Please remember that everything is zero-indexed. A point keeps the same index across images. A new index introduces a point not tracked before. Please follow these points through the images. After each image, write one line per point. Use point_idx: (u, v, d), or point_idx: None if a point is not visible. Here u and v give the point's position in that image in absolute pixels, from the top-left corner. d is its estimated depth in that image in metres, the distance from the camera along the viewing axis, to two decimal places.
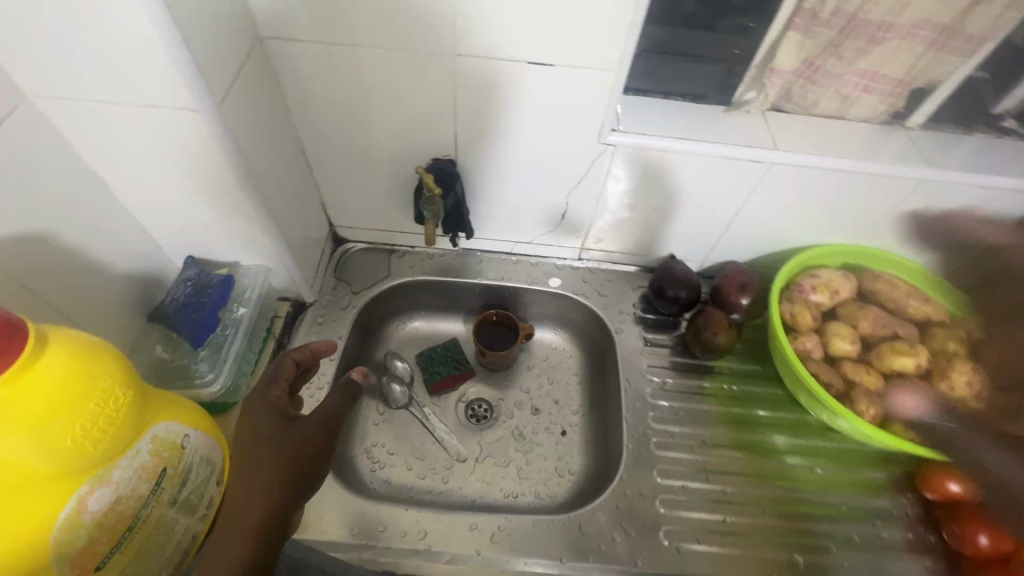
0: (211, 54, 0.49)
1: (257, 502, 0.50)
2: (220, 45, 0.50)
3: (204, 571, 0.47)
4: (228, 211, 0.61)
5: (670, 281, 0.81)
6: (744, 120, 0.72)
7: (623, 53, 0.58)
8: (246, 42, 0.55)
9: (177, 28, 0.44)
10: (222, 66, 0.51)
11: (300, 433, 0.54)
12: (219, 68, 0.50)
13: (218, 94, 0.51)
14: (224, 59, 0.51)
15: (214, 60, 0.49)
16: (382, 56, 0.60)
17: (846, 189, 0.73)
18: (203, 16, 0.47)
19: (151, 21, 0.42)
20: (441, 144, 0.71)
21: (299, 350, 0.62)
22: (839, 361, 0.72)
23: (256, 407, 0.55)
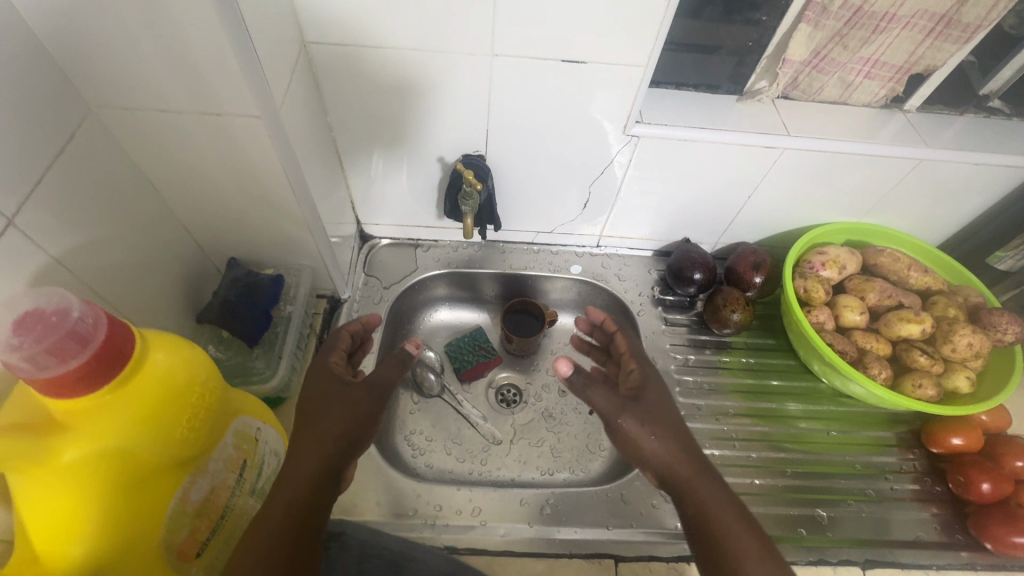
0: (265, 58, 0.50)
1: (315, 453, 0.53)
2: (274, 50, 0.52)
3: (262, 516, 0.49)
4: (276, 211, 0.63)
5: (687, 263, 0.86)
6: (756, 108, 0.76)
7: (652, 48, 0.62)
8: (293, 48, 0.57)
9: (239, 32, 0.45)
10: (276, 72, 0.53)
11: (352, 395, 0.57)
12: (272, 73, 0.52)
13: (273, 99, 0.52)
14: (276, 65, 0.53)
15: (269, 66, 0.51)
16: (418, 55, 0.62)
17: (851, 170, 0.78)
18: (258, 20, 0.48)
19: (224, 32, 0.44)
20: (470, 139, 0.74)
21: (352, 323, 0.69)
22: (851, 332, 0.77)
23: (320, 369, 0.61)
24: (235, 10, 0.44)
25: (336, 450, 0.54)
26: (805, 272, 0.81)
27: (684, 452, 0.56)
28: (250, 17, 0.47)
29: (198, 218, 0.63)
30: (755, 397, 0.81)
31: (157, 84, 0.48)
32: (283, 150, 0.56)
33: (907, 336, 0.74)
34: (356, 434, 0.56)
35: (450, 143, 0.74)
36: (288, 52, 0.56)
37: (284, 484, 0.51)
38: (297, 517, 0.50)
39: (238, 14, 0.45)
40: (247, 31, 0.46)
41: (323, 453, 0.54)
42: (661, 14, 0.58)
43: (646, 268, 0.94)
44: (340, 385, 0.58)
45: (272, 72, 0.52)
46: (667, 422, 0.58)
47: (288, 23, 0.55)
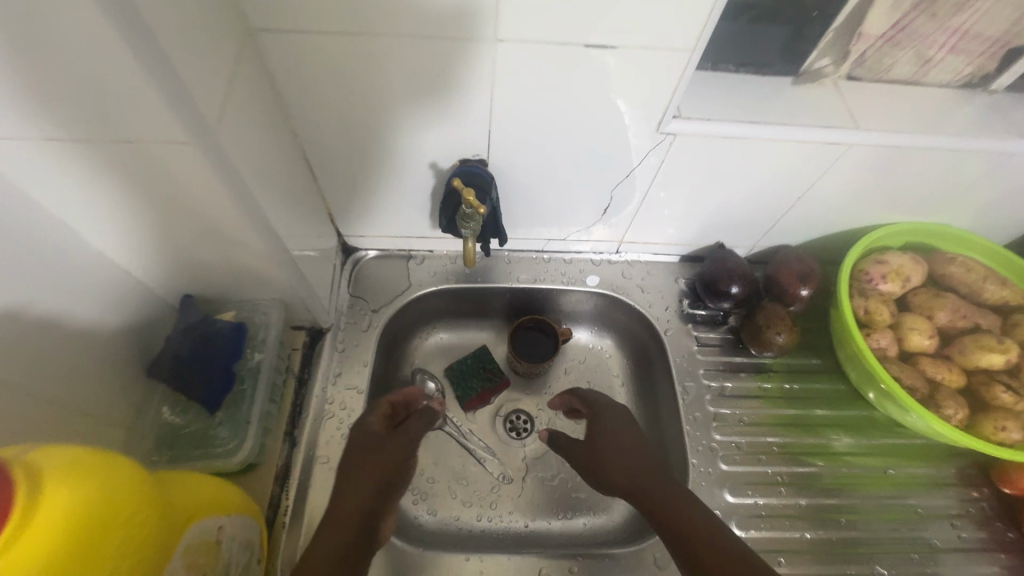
0: (189, 57, 0.37)
1: (354, 496, 0.52)
2: (201, 45, 0.39)
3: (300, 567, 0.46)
4: (230, 244, 0.51)
5: (721, 274, 0.74)
6: (818, 93, 0.62)
7: (705, 26, 0.48)
8: (231, 39, 0.44)
9: (131, 23, 0.32)
10: (207, 75, 0.39)
11: (388, 443, 0.57)
12: (201, 76, 0.39)
13: (207, 115, 0.39)
14: (208, 65, 0.40)
15: (195, 67, 0.38)
16: (398, 42, 0.49)
17: (925, 167, 0.65)
18: (167, 3, 0.35)
19: (117, 38, 0.32)
20: (468, 141, 0.61)
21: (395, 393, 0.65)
22: (917, 358, 0.66)
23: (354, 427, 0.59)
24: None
25: (376, 492, 0.53)
26: (864, 288, 0.69)
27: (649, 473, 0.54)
28: (154, 1, 0.33)
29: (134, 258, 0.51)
30: (801, 429, 0.71)
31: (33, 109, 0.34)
32: (227, 175, 0.43)
33: (987, 366, 0.63)
34: (387, 485, 0.54)
35: (443, 147, 0.61)
36: (224, 44, 0.42)
37: (320, 535, 0.49)
38: (335, 559, 0.46)
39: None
40: (147, 21, 0.33)
41: (362, 495, 0.52)
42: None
43: (673, 276, 0.82)
44: (369, 436, 0.57)
45: (201, 76, 0.39)
46: (616, 437, 0.59)
47: (220, 7, 0.42)
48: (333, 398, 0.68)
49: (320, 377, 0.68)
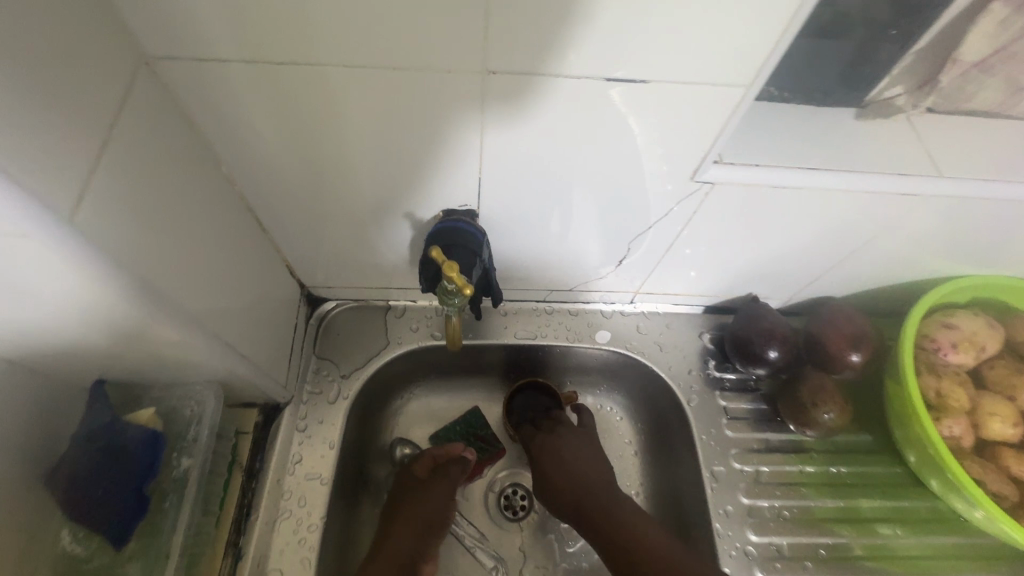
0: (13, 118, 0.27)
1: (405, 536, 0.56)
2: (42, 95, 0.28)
3: None
4: (139, 333, 0.40)
5: (757, 334, 0.63)
6: (887, 129, 0.51)
7: (769, 60, 0.37)
8: (110, 74, 0.33)
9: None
10: (59, 135, 0.29)
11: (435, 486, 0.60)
12: (43, 139, 0.28)
13: (57, 194, 0.29)
14: (58, 125, 0.29)
15: (26, 127, 0.27)
16: (346, 74, 0.38)
17: (1012, 218, 0.53)
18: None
19: None
20: (453, 188, 0.48)
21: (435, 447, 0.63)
22: (998, 450, 0.55)
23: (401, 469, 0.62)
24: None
25: (422, 537, 0.56)
26: (932, 362, 0.58)
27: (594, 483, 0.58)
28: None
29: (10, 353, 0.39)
30: (851, 526, 0.60)
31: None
32: (96, 265, 0.33)
33: None
34: (426, 523, 0.57)
35: (421, 194, 0.49)
36: (95, 86, 0.32)
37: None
38: None
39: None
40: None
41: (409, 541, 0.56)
42: (783, 11, 0.34)
43: (696, 330, 0.70)
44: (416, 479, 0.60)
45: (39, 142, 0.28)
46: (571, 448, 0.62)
47: (90, 30, 0.31)
48: (291, 489, 0.57)
49: (273, 466, 0.57)
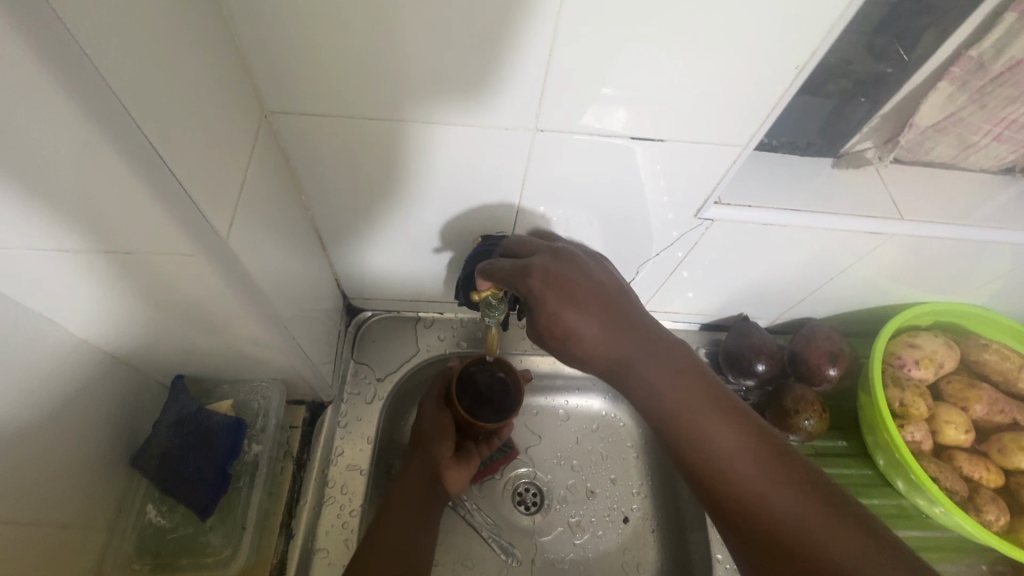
0: (201, 165, 0.34)
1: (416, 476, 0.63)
2: (214, 148, 0.36)
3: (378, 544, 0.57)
4: (231, 333, 0.47)
5: (746, 349, 0.71)
6: (857, 177, 0.60)
7: (762, 129, 0.47)
8: (247, 127, 0.42)
9: (131, 145, 0.29)
10: (223, 176, 0.37)
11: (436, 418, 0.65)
12: (215, 184, 0.36)
13: (220, 221, 0.37)
14: (221, 170, 0.37)
15: (209, 177, 0.35)
16: (424, 129, 0.47)
17: (962, 254, 0.63)
18: (178, 115, 0.32)
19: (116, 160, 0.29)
20: (492, 216, 0.57)
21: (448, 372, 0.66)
22: (953, 454, 0.64)
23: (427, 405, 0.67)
24: (123, 114, 0.28)
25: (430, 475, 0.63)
26: (898, 376, 0.66)
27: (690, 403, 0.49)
28: (159, 118, 0.30)
29: (123, 345, 0.46)
30: None
31: (41, 219, 0.31)
32: (232, 282, 0.40)
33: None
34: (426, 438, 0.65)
35: (468, 222, 0.58)
36: (239, 136, 0.40)
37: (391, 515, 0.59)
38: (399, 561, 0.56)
39: (132, 119, 0.28)
40: (152, 143, 0.30)
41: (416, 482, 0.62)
42: (775, 95, 0.44)
43: (693, 344, 0.79)
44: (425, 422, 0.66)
45: (211, 184, 0.35)
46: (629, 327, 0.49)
47: (238, 93, 0.40)
48: (335, 478, 0.63)
49: (321, 457, 0.64)
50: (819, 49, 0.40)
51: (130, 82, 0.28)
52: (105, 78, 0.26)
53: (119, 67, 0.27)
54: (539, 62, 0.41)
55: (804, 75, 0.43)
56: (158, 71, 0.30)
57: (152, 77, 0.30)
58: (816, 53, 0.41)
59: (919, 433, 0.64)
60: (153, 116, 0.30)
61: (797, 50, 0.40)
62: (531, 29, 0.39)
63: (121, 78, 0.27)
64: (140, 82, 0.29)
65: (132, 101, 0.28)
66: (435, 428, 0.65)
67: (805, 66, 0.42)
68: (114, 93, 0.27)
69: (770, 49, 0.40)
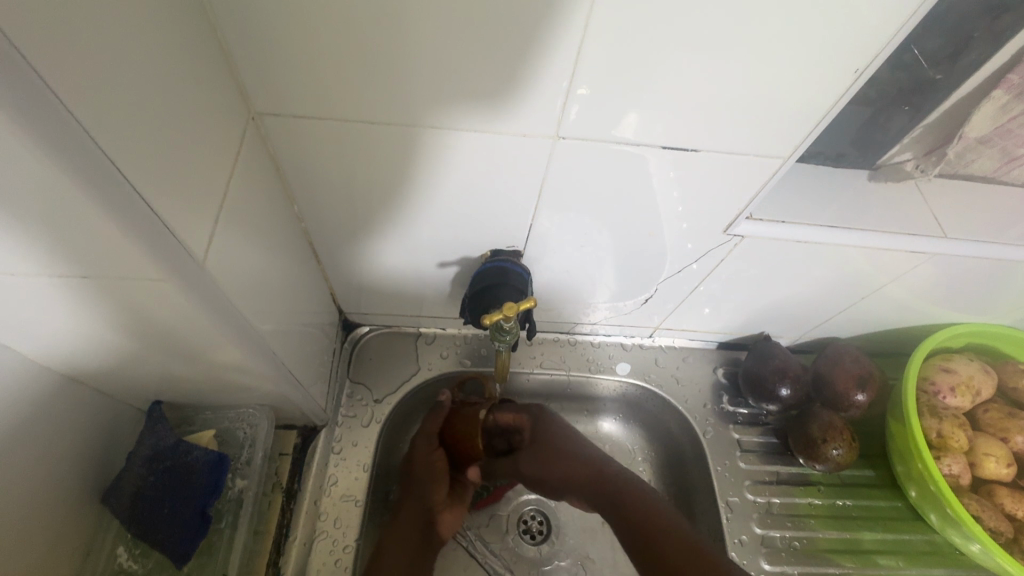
0: (173, 179, 0.30)
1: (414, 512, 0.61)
2: (190, 160, 0.31)
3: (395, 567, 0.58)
4: (211, 358, 0.42)
5: (769, 372, 0.66)
6: (895, 191, 0.56)
7: (803, 142, 0.43)
8: (230, 134, 0.37)
9: (82, 160, 0.24)
10: (201, 190, 0.33)
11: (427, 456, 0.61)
12: (191, 197, 0.32)
13: (197, 242, 0.32)
14: (198, 183, 0.32)
15: (183, 192, 0.31)
16: (433, 135, 0.42)
17: (1003, 275, 0.59)
18: (143, 123, 0.28)
19: (69, 179, 0.24)
20: (502, 230, 0.53)
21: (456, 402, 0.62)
22: (993, 488, 0.60)
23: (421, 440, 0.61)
24: (74, 127, 0.23)
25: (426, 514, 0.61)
26: (934, 404, 0.62)
27: (586, 460, 0.63)
28: (118, 128, 0.26)
29: (91, 374, 0.41)
30: (854, 557, 0.64)
31: None
32: (211, 306, 0.35)
33: None
34: (419, 480, 0.61)
35: (475, 235, 0.54)
36: (221, 143, 0.35)
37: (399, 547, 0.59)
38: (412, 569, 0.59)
39: (86, 133, 0.24)
40: (112, 158, 0.25)
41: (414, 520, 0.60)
42: (823, 105, 0.40)
43: (709, 364, 0.74)
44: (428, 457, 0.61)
45: (186, 199, 0.31)
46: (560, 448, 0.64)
47: (220, 93, 0.35)
48: (327, 510, 0.58)
49: (312, 487, 0.59)
50: (882, 53, 0.36)
51: (81, 87, 0.23)
52: (47, 83, 0.22)
53: (65, 69, 0.22)
54: (564, 61, 0.37)
55: (861, 82, 0.38)
56: (119, 73, 0.26)
57: (110, 80, 0.25)
58: (878, 56, 0.36)
59: (957, 466, 0.60)
60: (112, 126, 0.25)
61: (854, 54, 0.36)
62: (559, 25, 0.34)
63: (69, 83, 0.23)
64: (93, 86, 0.24)
65: (84, 110, 0.24)
66: (428, 469, 0.61)
67: (865, 70, 0.37)
68: (61, 102, 0.23)
69: (826, 52, 0.36)
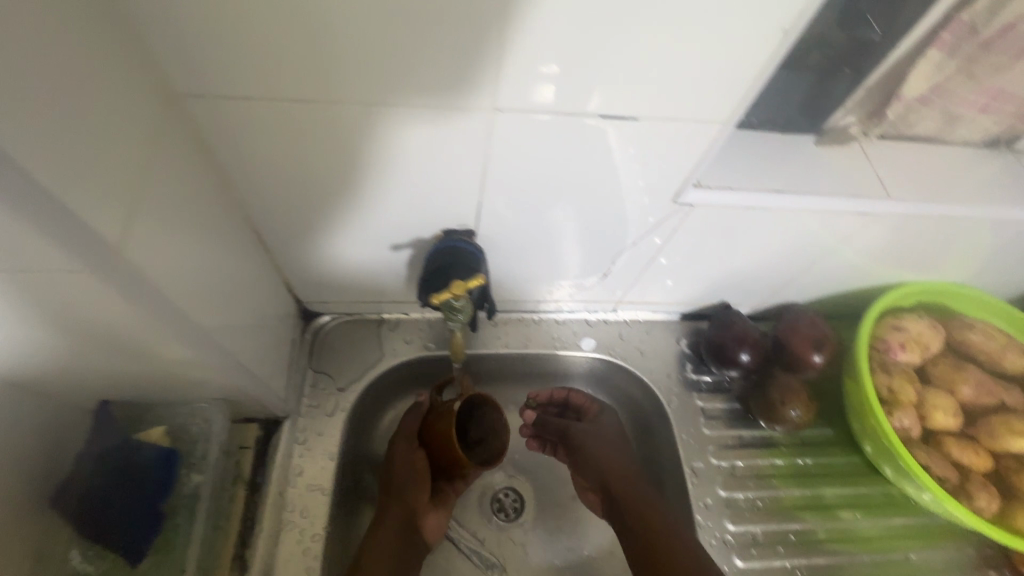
0: (73, 158, 0.28)
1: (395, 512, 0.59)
2: (92, 138, 0.30)
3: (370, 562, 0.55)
4: (150, 353, 0.41)
5: (729, 338, 0.68)
6: (841, 156, 0.57)
7: (738, 108, 0.43)
8: (142, 116, 0.35)
9: None
10: (111, 173, 0.31)
11: (406, 453, 0.61)
12: (101, 189, 0.30)
13: (106, 228, 0.31)
14: (102, 166, 0.30)
15: (88, 175, 0.29)
16: (365, 111, 0.41)
17: (950, 234, 0.61)
18: (33, 97, 0.26)
19: None
20: (453, 210, 0.52)
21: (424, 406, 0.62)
22: (942, 439, 0.62)
23: (401, 441, 0.61)
24: None
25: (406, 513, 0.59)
26: (885, 361, 0.65)
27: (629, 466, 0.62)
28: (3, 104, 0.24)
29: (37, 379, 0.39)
30: (816, 512, 0.66)
31: None
32: (137, 296, 0.34)
33: (1015, 451, 0.60)
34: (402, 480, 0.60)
35: (423, 216, 0.52)
36: (134, 124, 0.34)
37: (377, 543, 0.57)
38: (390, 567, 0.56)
39: None
40: None
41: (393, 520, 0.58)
42: (756, 63, 0.39)
43: (674, 335, 0.75)
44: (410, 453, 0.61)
45: (94, 184, 0.29)
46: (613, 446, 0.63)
47: (128, 72, 0.34)
48: (293, 501, 0.58)
49: (275, 479, 0.58)
50: (807, 10, 0.36)
51: None
52: None
53: None
54: (487, 33, 0.36)
55: (790, 42, 0.38)
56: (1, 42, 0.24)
57: None
58: (804, 12, 0.36)
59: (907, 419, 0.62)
60: None
61: (782, 13, 0.36)
62: None
63: None
64: None
65: None
66: (410, 470, 0.60)
67: (791, 30, 0.37)
68: None
69: (754, 12, 0.36)
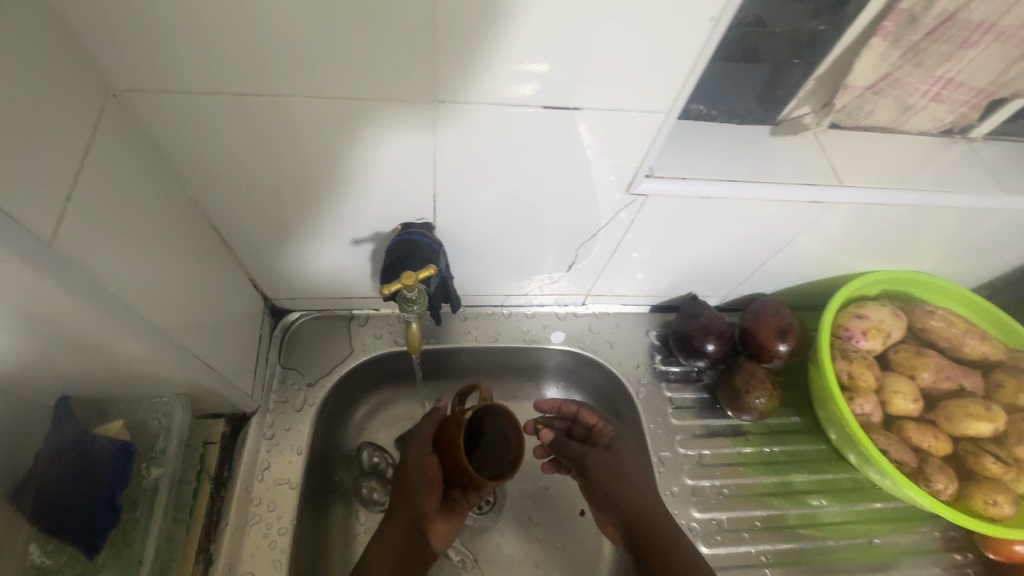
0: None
1: (401, 519, 0.57)
2: (19, 129, 0.30)
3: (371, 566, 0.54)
4: (102, 347, 0.41)
5: (694, 328, 0.68)
6: (795, 146, 0.57)
7: (679, 96, 0.44)
8: (79, 109, 0.36)
9: None
10: (42, 165, 0.31)
11: (416, 459, 0.58)
12: (29, 181, 0.30)
13: (38, 219, 0.31)
14: (33, 158, 0.31)
15: (15, 167, 0.30)
16: (308, 105, 0.41)
17: (906, 221, 0.61)
18: None
19: None
20: (410, 204, 0.53)
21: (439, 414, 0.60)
22: (902, 424, 0.63)
23: (416, 445, 0.59)
24: None
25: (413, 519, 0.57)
26: (846, 348, 0.65)
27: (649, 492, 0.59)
28: None
29: None
30: (783, 499, 0.67)
31: None
32: (77, 288, 0.35)
33: (973, 434, 0.61)
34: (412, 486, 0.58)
35: (380, 210, 0.53)
36: (68, 116, 0.34)
37: (382, 544, 0.56)
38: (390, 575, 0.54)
39: None
40: None
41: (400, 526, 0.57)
42: (691, 50, 0.40)
43: (644, 327, 0.76)
44: (422, 460, 0.58)
45: (21, 175, 0.30)
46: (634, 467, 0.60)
47: (62, 65, 0.34)
48: (260, 496, 0.58)
49: (241, 474, 0.58)
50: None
51: None
52: None
53: None
54: (421, 24, 0.36)
55: (722, 29, 0.39)
56: None
57: None
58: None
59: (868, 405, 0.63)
60: None
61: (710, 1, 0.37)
62: None
63: None
64: None
65: None
66: (420, 476, 0.58)
67: (721, 18, 0.38)
68: None
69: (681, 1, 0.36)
